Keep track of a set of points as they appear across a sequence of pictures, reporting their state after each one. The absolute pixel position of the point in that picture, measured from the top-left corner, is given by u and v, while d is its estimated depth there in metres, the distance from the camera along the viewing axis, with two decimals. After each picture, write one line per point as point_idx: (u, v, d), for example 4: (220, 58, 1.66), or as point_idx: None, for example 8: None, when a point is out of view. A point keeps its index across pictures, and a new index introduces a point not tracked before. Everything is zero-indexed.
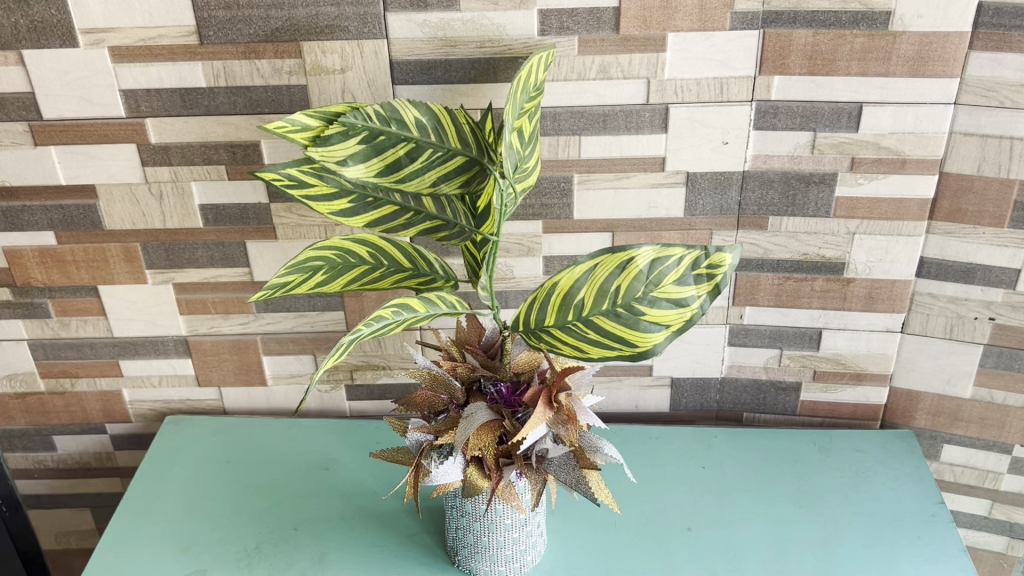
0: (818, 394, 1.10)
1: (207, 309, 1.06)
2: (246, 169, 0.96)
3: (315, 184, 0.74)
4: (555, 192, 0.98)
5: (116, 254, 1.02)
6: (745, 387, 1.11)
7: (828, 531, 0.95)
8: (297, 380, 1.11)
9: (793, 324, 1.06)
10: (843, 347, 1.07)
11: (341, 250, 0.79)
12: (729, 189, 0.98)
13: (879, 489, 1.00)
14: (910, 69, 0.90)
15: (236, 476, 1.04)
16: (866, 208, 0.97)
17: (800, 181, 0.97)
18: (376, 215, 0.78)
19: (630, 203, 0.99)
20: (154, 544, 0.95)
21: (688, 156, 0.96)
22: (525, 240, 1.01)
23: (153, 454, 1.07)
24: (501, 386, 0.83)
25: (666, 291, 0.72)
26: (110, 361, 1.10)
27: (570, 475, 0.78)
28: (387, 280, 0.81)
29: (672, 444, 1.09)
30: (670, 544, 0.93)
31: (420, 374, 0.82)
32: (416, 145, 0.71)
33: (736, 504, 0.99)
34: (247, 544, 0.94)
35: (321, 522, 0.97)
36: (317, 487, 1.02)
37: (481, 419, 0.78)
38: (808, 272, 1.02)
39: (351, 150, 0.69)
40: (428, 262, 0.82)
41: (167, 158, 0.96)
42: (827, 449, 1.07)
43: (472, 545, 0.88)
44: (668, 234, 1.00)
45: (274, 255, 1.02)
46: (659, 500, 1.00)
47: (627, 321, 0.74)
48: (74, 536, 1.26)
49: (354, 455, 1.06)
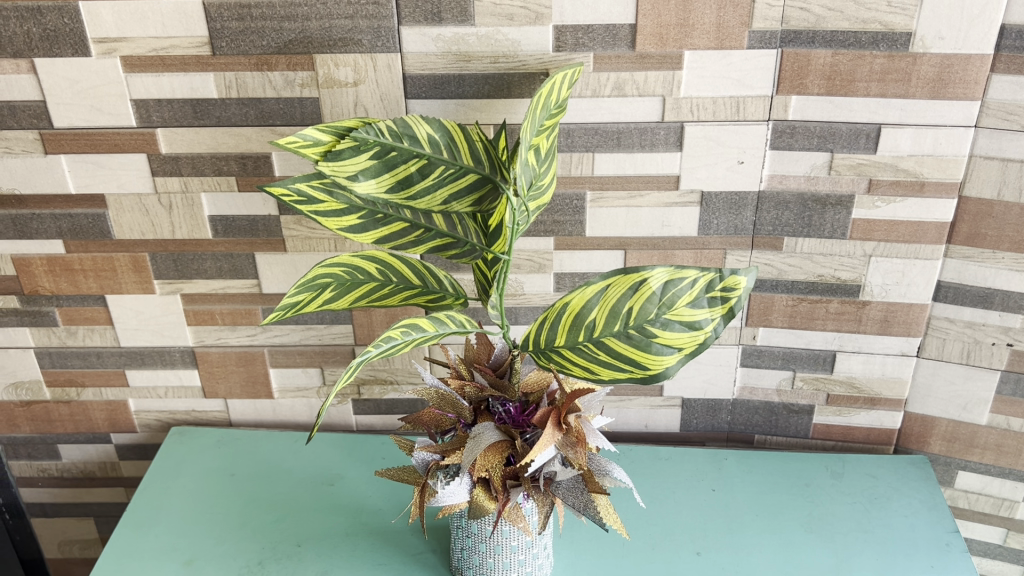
0: (831, 417, 1.09)
1: (214, 320, 1.05)
2: (256, 181, 0.95)
3: (324, 200, 0.74)
4: (567, 209, 0.97)
5: (124, 263, 1.01)
6: (756, 409, 1.10)
7: (840, 558, 0.93)
8: (304, 394, 1.10)
9: (807, 346, 1.04)
10: (857, 371, 1.05)
11: (350, 267, 0.78)
12: (744, 210, 0.96)
13: (892, 516, 0.99)
14: (931, 90, 0.88)
15: (241, 489, 1.03)
16: (884, 230, 0.96)
17: (817, 203, 0.95)
18: (385, 232, 0.76)
19: (643, 220, 0.98)
20: (156, 557, 0.94)
21: (702, 175, 0.95)
22: (537, 256, 1.00)
23: (158, 465, 1.06)
24: (510, 406, 0.81)
25: (679, 313, 0.71)
26: (116, 371, 1.09)
27: (578, 499, 0.77)
28: (396, 297, 0.80)
29: (682, 465, 1.07)
30: (679, 568, 0.92)
31: (428, 393, 0.81)
32: (428, 161, 0.70)
33: (747, 528, 0.98)
34: (249, 558, 0.93)
35: (325, 538, 0.96)
36: (322, 503, 1.01)
37: (489, 439, 0.77)
38: (823, 293, 1.01)
39: (362, 166, 0.69)
40: (437, 279, 0.81)
41: (177, 169, 0.95)
42: (839, 474, 1.05)
43: (477, 565, 0.87)
44: (681, 253, 0.99)
45: (283, 268, 1.01)
46: (668, 523, 0.98)
47: (639, 343, 0.72)
48: (78, 544, 1.25)
49: (360, 470, 1.05)
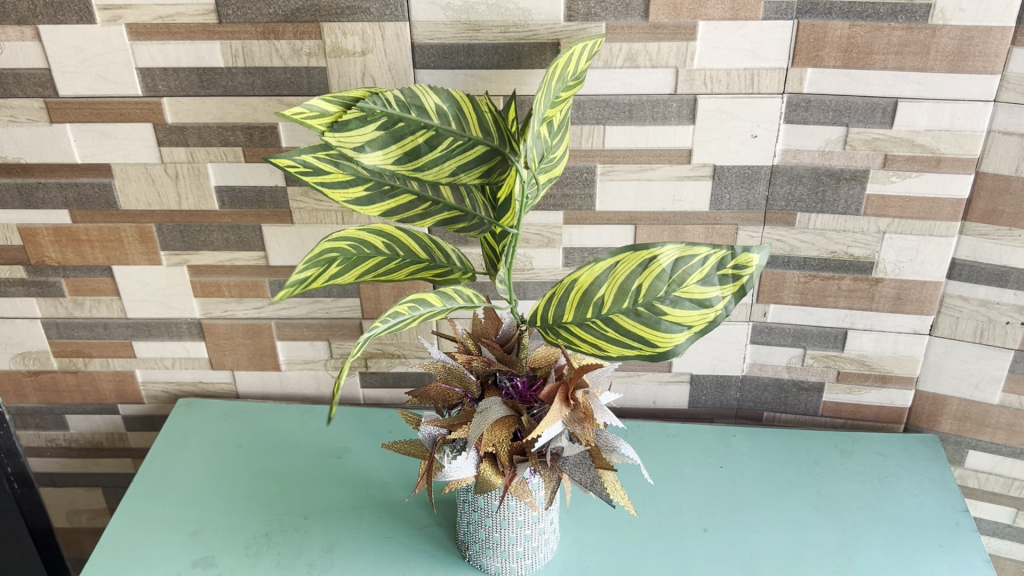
0: (841, 395, 1.08)
1: (221, 292, 1.04)
2: (262, 151, 0.94)
3: (331, 171, 0.73)
4: (577, 182, 0.96)
5: (131, 234, 1.01)
6: (766, 386, 1.09)
7: (847, 537, 0.94)
8: (311, 366, 1.10)
9: (818, 323, 1.03)
10: (869, 348, 1.04)
11: (355, 242, 0.76)
12: (757, 184, 0.95)
13: (901, 495, 0.99)
14: (950, 63, 0.86)
15: (247, 461, 1.03)
16: (898, 206, 0.94)
17: (831, 177, 0.94)
18: (392, 204, 0.75)
19: (654, 194, 0.96)
20: (163, 529, 0.95)
21: (715, 149, 0.93)
22: (546, 230, 0.99)
23: (164, 435, 1.06)
24: (517, 381, 0.81)
25: (690, 291, 0.71)
26: (124, 342, 1.09)
27: (584, 475, 0.76)
28: (403, 271, 0.79)
29: (690, 442, 1.07)
30: (686, 545, 0.92)
31: (436, 367, 0.80)
32: (436, 133, 0.69)
33: (754, 506, 0.98)
34: (256, 530, 0.94)
35: (332, 511, 0.96)
36: (329, 476, 1.01)
37: (495, 414, 0.77)
38: (835, 270, 0.99)
39: (369, 137, 0.67)
40: (444, 254, 0.80)
41: (184, 139, 0.95)
42: (848, 452, 1.05)
43: (483, 540, 0.87)
44: (692, 228, 0.98)
45: (291, 239, 1.00)
46: (674, 500, 0.98)
47: (648, 321, 0.72)
48: (86, 514, 1.26)
49: (367, 444, 1.05)
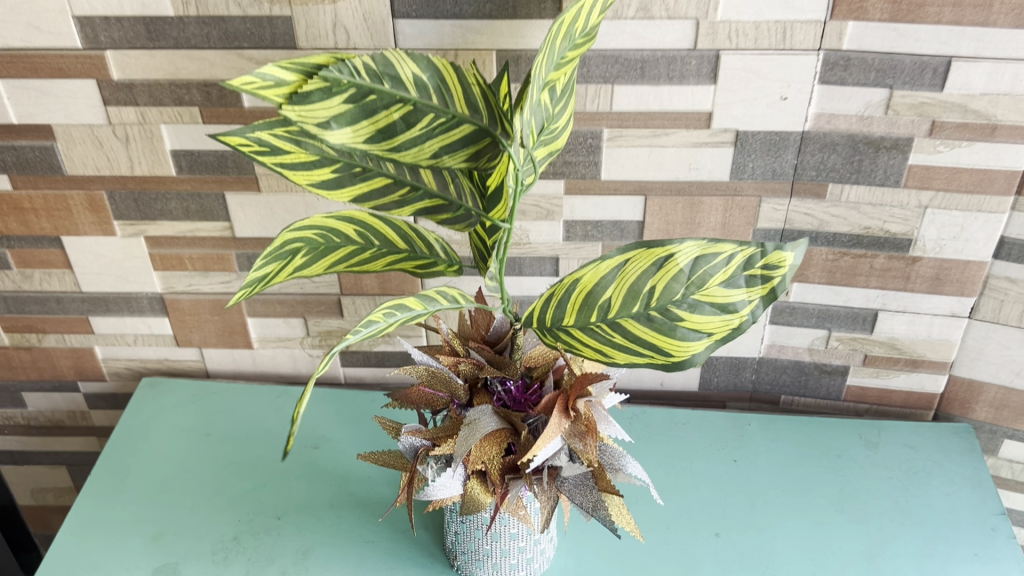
0: (867, 379, 0.99)
1: (184, 266, 0.94)
2: (222, 112, 0.83)
3: (291, 151, 0.61)
4: (581, 148, 0.85)
5: (80, 202, 0.90)
6: (785, 368, 1.00)
7: (872, 544, 0.85)
8: (286, 343, 1.00)
9: (845, 303, 0.93)
10: (900, 331, 0.94)
11: (324, 229, 0.66)
12: (785, 152, 0.84)
13: (932, 494, 0.90)
14: (1015, 17, 0.74)
15: (216, 453, 0.94)
16: (944, 179, 0.83)
17: (868, 146, 0.82)
18: (364, 189, 0.63)
19: (667, 162, 0.85)
20: (123, 530, 0.86)
21: (738, 112, 0.82)
22: (544, 202, 0.88)
23: (126, 421, 0.98)
24: (510, 385, 0.71)
25: (711, 294, 0.60)
26: (79, 317, 0.99)
27: (586, 498, 0.67)
28: (379, 262, 0.69)
29: (701, 431, 0.98)
30: (696, 553, 0.84)
31: (418, 371, 0.71)
32: (414, 108, 0.57)
33: (771, 507, 0.89)
34: (224, 533, 0.86)
35: (308, 511, 0.88)
36: (305, 469, 0.92)
37: (485, 427, 0.67)
38: (868, 247, 0.89)
39: (335, 112, 0.55)
40: (427, 244, 0.70)
41: (132, 97, 0.83)
42: (874, 444, 0.96)
43: (473, 551, 0.79)
44: (710, 199, 0.87)
45: (258, 209, 0.89)
46: (683, 499, 0.90)
47: (662, 327, 0.61)
48: (52, 492, 1.18)
49: (348, 432, 0.96)
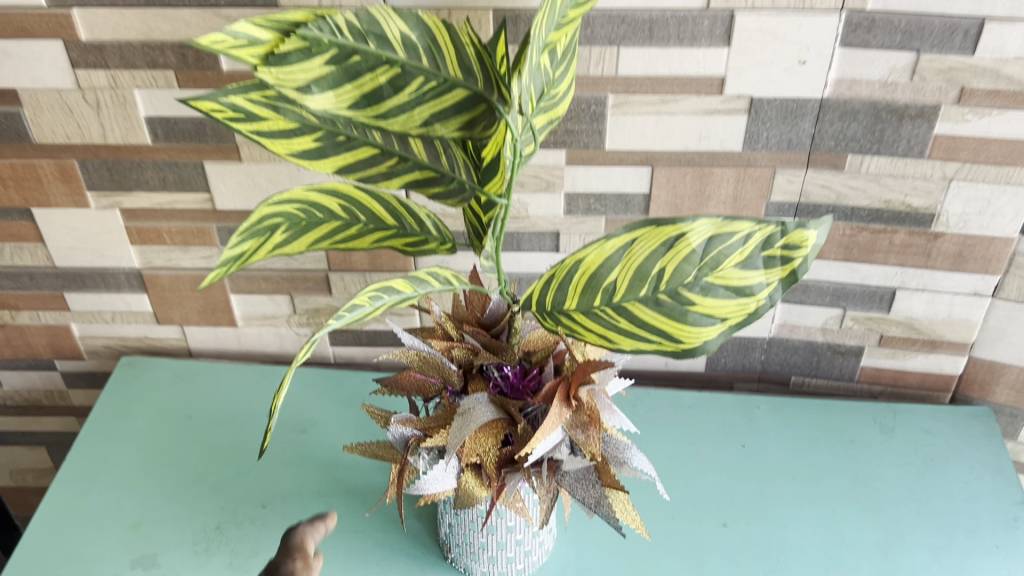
0: (882, 360, 0.94)
1: (162, 240, 0.89)
2: (199, 76, 0.77)
3: (268, 117, 0.55)
4: (584, 115, 0.79)
5: (50, 172, 0.84)
6: (796, 348, 0.95)
7: (888, 535, 0.81)
8: (271, 322, 0.95)
9: (862, 281, 0.88)
10: (919, 310, 0.89)
11: (305, 203, 0.61)
12: (801, 120, 0.78)
13: (950, 482, 0.86)
14: None
15: (198, 437, 0.90)
16: (971, 150, 0.78)
17: (891, 114, 0.77)
18: (351, 159, 0.58)
19: (676, 131, 0.80)
20: (99, 519, 0.82)
21: (753, 76, 0.76)
22: (544, 172, 0.83)
23: (104, 403, 0.93)
24: (507, 370, 0.67)
25: (725, 276, 0.54)
26: (54, 293, 0.94)
27: (588, 493, 0.62)
28: (366, 238, 0.64)
29: (707, 415, 0.93)
30: (703, 545, 0.80)
31: (408, 356, 0.66)
32: (402, 70, 0.51)
33: (781, 495, 0.85)
34: (206, 522, 0.82)
35: (294, 498, 0.84)
36: (292, 454, 0.88)
37: (479, 417, 0.62)
38: (888, 222, 0.84)
39: (316, 74, 0.50)
40: (418, 220, 0.65)
41: (102, 60, 0.77)
42: (889, 429, 0.91)
43: (467, 544, 0.74)
44: (721, 170, 0.82)
45: (240, 180, 0.84)
46: (689, 487, 0.85)
47: (672, 312, 0.56)
48: (31, 473, 1.14)
49: (338, 415, 0.92)
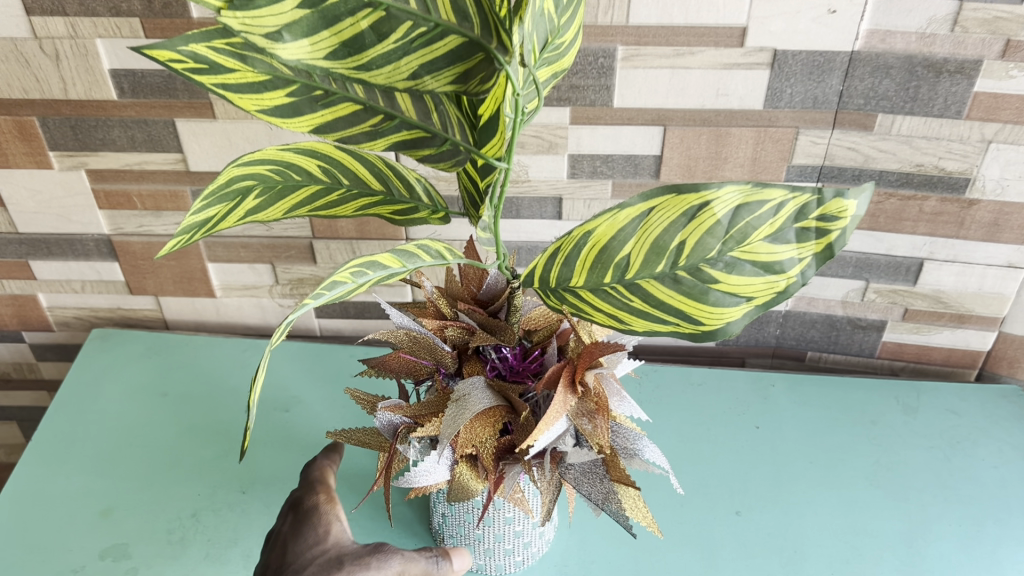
0: (905, 335, 0.88)
1: (133, 204, 0.83)
2: (167, 24, 0.70)
3: (236, 69, 0.46)
4: (590, 69, 0.72)
5: (7, 130, 0.77)
6: (814, 323, 0.89)
7: (914, 525, 0.75)
8: (252, 292, 0.89)
9: (887, 252, 0.82)
10: (947, 283, 0.83)
11: (279, 163, 0.52)
12: (829, 76, 0.71)
13: (978, 467, 0.80)
14: None
15: (175, 416, 0.84)
16: (1014, 109, 0.71)
17: (928, 69, 0.70)
18: (329, 115, 0.50)
19: (691, 87, 0.73)
20: (65, 504, 0.76)
21: (778, 27, 0.69)
22: (546, 132, 0.77)
23: (73, 380, 0.87)
24: (505, 352, 0.61)
25: (753, 252, 0.45)
26: (17, 261, 0.87)
27: (595, 489, 0.56)
28: (348, 205, 0.57)
29: (718, 395, 0.88)
30: (716, 535, 0.74)
31: (396, 336, 0.59)
32: (387, 14, 0.42)
33: (799, 481, 0.79)
34: (181, 509, 0.76)
35: (277, 483, 0.78)
36: (275, 435, 0.82)
37: (475, 404, 0.56)
38: (918, 188, 0.77)
39: (289, 19, 0.41)
40: (407, 186, 0.59)
41: (59, 6, 0.70)
42: (912, 409, 0.86)
43: (461, 536, 0.69)
44: (739, 130, 0.75)
45: (215, 139, 0.77)
46: (700, 472, 0.80)
47: (691, 290, 0.48)
48: (4, 449, 1.09)
49: (325, 394, 0.86)
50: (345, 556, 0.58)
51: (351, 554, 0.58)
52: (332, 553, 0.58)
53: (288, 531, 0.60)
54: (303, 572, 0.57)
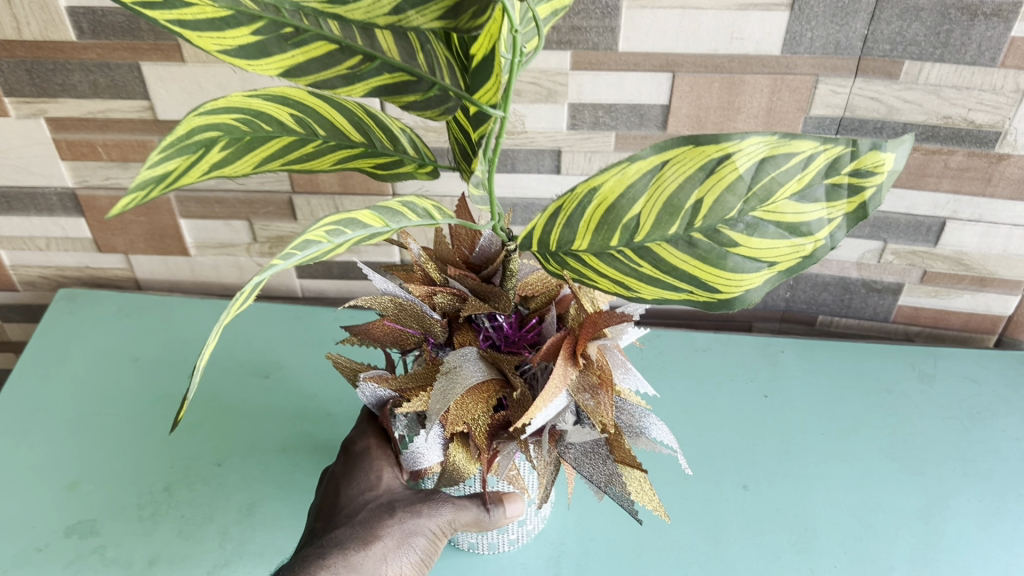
0: (923, 299, 0.83)
1: (98, 155, 0.77)
2: None
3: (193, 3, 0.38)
4: (593, 9, 0.66)
5: None
6: (826, 285, 0.84)
7: (932, 500, 0.71)
8: (229, 251, 0.84)
9: (908, 210, 0.77)
10: (970, 244, 0.78)
11: (246, 112, 0.46)
12: (853, 19, 0.65)
13: (999, 440, 0.76)
14: None
15: (147, 381, 0.79)
16: None
17: (962, 12, 0.63)
18: (301, 58, 0.43)
19: (702, 29, 0.67)
20: (29, 476, 0.71)
21: None
22: (545, 78, 0.71)
23: (38, 344, 0.82)
24: (500, 320, 0.56)
25: (778, 211, 0.37)
26: None
27: (597, 470, 0.52)
28: (325, 159, 0.52)
29: (724, 360, 0.83)
30: (722, 511, 0.70)
31: (381, 303, 0.54)
32: None
33: (809, 454, 0.75)
34: (153, 482, 0.71)
35: (255, 454, 0.73)
36: (254, 403, 0.78)
37: (467, 377, 0.51)
38: (945, 142, 0.71)
39: None
40: (392, 138, 0.53)
41: None
42: (929, 376, 0.81)
43: None
44: (753, 78, 0.69)
45: (184, 84, 0.71)
46: (704, 444, 0.75)
47: (705, 256, 0.40)
48: None
49: (308, 359, 0.81)
50: (399, 501, 0.58)
51: (404, 499, 0.59)
52: (384, 497, 0.59)
53: (340, 472, 0.62)
54: (354, 517, 0.58)
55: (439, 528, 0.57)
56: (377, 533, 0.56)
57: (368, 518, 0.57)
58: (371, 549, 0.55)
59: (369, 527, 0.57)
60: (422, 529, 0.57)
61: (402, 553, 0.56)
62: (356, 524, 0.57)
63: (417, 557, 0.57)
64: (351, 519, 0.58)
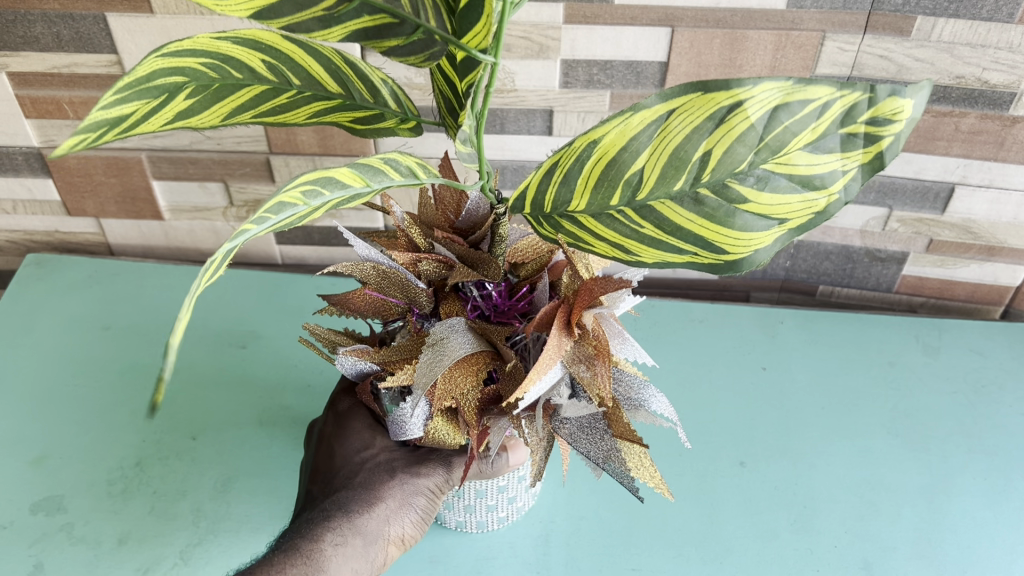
0: (928, 269, 0.80)
1: (64, 113, 0.73)
2: None
3: None
4: None
5: None
6: (828, 254, 0.81)
7: (937, 478, 0.68)
8: (205, 215, 0.80)
9: (915, 175, 0.73)
10: (979, 211, 0.75)
11: (215, 57, 0.42)
12: None
13: (1005, 414, 0.73)
14: None
15: (118, 352, 0.76)
16: None
17: None
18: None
19: None
20: None
21: None
22: (536, 33, 0.67)
23: (4, 312, 0.78)
24: (489, 288, 0.53)
25: (790, 163, 0.34)
26: None
27: (595, 446, 0.49)
28: (301, 111, 0.48)
29: (721, 331, 0.80)
30: (718, 488, 0.67)
31: (362, 270, 0.50)
32: None
33: (809, 429, 0.72)
34: (124, 457, 0.68)
35: (232, 427, 0.70)
36: (231, 374, 0.74)
37: (456, 349, 0.48)
38: (957, 104, 0.68)
39: None
40: (373, 90, 0.49)
41: None
42: (933, 349, 0.79)
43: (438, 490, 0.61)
44: (756, 34, 0.65)
45: (154, 37, 0.67)
46: (700, 418, 0.72)
47: (713, 213, 0.36)
48: None
49: (288, 328, 0.78)
50: (397, 459, 0.56)
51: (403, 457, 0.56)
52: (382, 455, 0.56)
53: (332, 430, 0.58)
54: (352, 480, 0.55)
55: (439, 486, 0.55)
56: (380, 495, 0.54)
57: (369, 480, 0.54)
58: (374, 510, 0.53)
59: (370, 488, 0.54)
60: (422, 489, 0.54)
61: (404, 514, 0.54)
62: (356, 486, 0.54)
63: (418, 516, 0.55)
64: (350, 481, 0.55)
